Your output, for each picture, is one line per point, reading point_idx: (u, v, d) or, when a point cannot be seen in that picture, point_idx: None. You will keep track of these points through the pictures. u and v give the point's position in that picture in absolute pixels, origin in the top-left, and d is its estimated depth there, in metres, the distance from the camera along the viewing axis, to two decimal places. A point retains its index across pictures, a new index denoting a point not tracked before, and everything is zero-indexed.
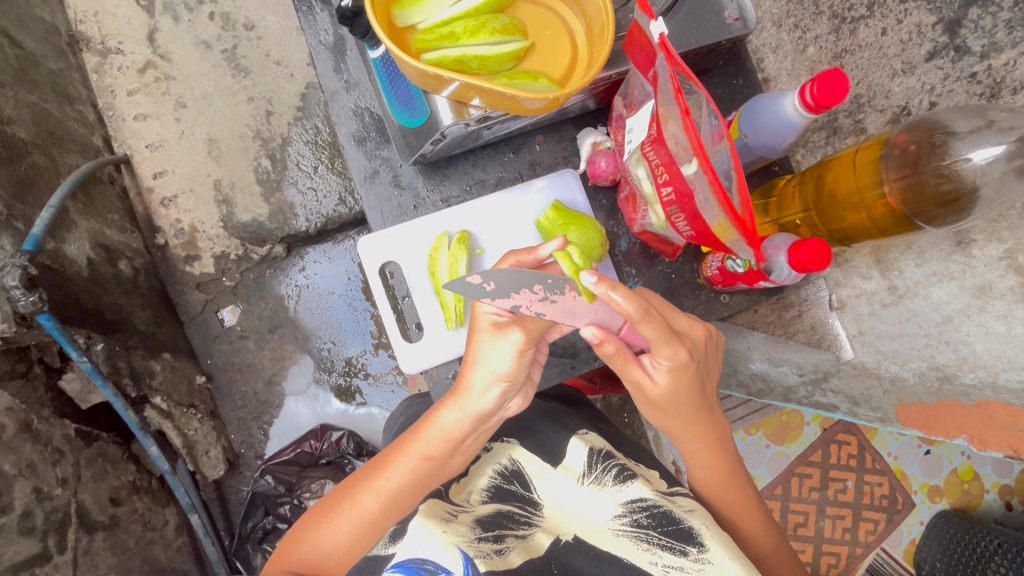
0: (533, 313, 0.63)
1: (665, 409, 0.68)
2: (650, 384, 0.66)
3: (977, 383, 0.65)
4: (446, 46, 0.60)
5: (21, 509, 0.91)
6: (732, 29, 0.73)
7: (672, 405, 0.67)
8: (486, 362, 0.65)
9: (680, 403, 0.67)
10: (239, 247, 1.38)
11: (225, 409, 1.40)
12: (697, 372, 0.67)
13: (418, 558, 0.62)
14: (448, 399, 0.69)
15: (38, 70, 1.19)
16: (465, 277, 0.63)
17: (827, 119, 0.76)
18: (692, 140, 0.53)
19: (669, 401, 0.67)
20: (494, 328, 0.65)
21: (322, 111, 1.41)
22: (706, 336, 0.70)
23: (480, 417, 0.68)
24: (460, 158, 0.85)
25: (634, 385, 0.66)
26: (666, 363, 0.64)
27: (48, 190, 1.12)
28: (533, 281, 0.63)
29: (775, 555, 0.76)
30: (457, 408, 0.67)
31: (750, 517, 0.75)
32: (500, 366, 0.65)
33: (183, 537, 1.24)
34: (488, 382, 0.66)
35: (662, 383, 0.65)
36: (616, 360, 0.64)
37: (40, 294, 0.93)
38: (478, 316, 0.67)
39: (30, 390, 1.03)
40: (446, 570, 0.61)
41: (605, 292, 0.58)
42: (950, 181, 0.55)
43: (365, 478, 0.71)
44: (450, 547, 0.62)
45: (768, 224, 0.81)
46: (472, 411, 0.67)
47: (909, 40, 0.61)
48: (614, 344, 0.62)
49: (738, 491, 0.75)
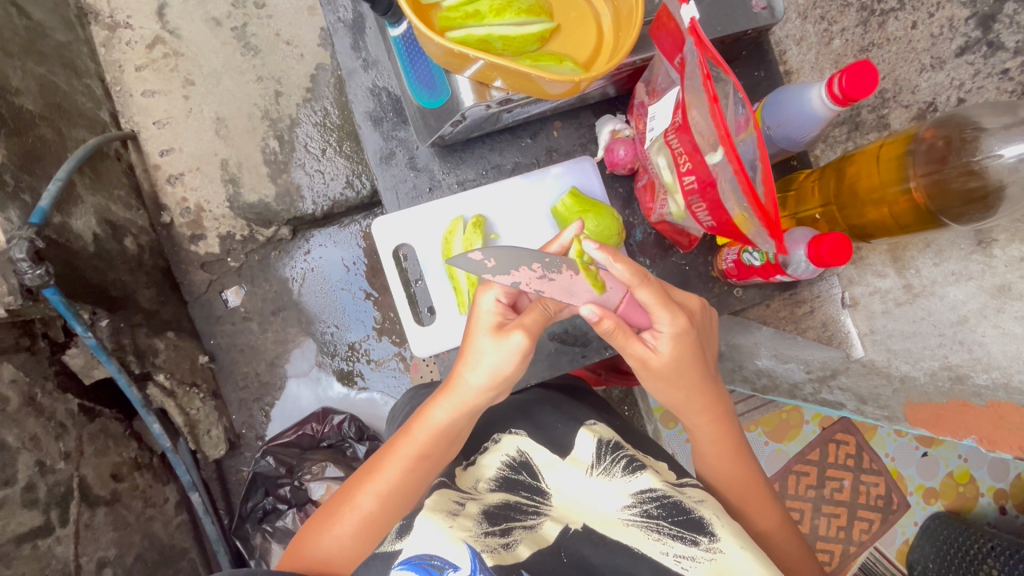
0: (532, 290, 0.64)
1: (671, 381, 0.67)
2: (654, 355, 0.65)
3: (990, 383, 0.65)
4: (471, 25, 0.59)
5: (24, 481, 0.91)
6: (759, 18, 0.72)
7: (675, 376, 0.67)
8: (478, 360, 0.65)
9: (685, 373, 0.67)
10: (245, 227, 1.37)
11: (226, 389, 1.40)
12: (699, 341, 0.67)
13: (425, 554, 0.61)
14: (438, 395, 0.70)
15: (46, 42, 1.18)
16: (467, 253, 0.64)
17: (850, 113, 0.75)
18: (719, 128, 0.53)
19: (674, 372, 0.66)
20: (496, 329, 0.65)
21: (332, 93, 1.40)
22: (701, 306, 0.71)
23: (472, 410, 0.69)
24: (477, 142, 0.85)
25: (637, 360, 0.65)
26: (666, 330, 0.64)
27: (55, 163, 1.11)
28: (532, 259, 0.64)
29: (779, 534, 0.75)
30: (449, 401, 0.68)
31: (755, 495, 0.75)
32: (495, 365, 0.65)
33: (182, 515, 1.24)
34: (484, 380, 0.66)
35: (665, 351, 0.65)
36: (617, 335, 0.63)
37: (47, 267, 0.92)
38: (478, 314, 0.66)
39: (34, 363, 1.03)
40: (454, 565, 0.59)
41: (607, 261, 0.60)
42: (977, 178, 0.55)
43: (361, 479, 0.72)
44: (458, 542, 0.61)
45: (786, 218, 0.80)
46: (463, 404, 0.68)
47: (941, 34, 0.60)
48: (611, 321, 0.61)
49: (740, 470, 0.75)
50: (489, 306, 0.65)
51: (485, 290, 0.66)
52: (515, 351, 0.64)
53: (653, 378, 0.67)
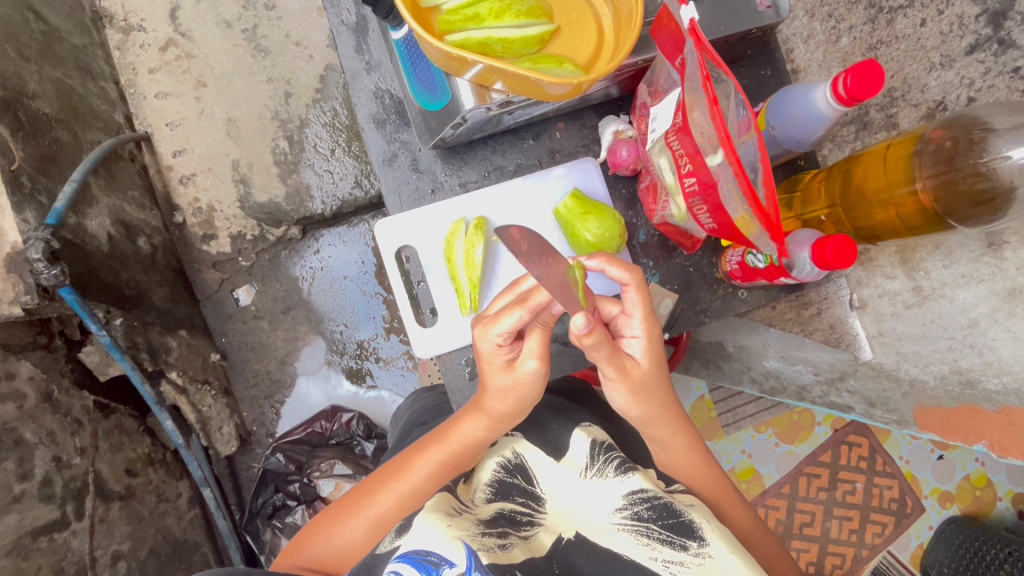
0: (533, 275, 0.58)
1: (643, 394, 0.67)
2: (634, 363, 0.65)
3: (1002, 388, 0.65)
4: (470, 28, 0.60)
5: (41, 476, 0.94)
6: (764, 17, 0.71)
7: (646, 386, 0.66)
8: (497, 388, 0.67)
9: (658, 381, 0.67)
10: (255, 227, 1.39)
11: (238, 386, 1.42)
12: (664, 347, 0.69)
13: (421, 549, 0.59)
14: (467, 412, 0.72)
15: (62, 45, 1.20)
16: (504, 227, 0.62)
17: (858, 112, 0.74)
18: (719, 130, 0.52)
19: (650, 378, 0.66)
20: (505, 363, 0.66)
21: (341, 93, 1.41)
22: None
23: (500, 425, 0.71)
24: (480, 143, 0.85)
25: (619, 371, 0.63)
26: (639, 336, 0.64)
27: (70, 165, 1.13)
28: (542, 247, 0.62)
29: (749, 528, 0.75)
30: (478, 420, 0.71)
31: (730, 498, 0.75)
32: (518, 390, 0.67)
33: (195, 510, 1.26)
34: (506, 403, 0.68)
35: (641, 358, 0.65)
36: (604, 348, 0.59)
37: (62, 268, 0.95)
38: (484, 354, 0.66)
39: (51, 361, 1.05)
40: (451, 562, 0.58)
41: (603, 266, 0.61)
42: (986, 179, 0.54)
43: (384, 479, 0.74)
44: (455, 540, 0.60)
45: (791, 220, 0.79)
46: (492, 423, 0.71)
47: (950, 32, 0.60)
48: (597, 335, 0.57)
49: (706, 470, 0.75)
50: (490, 348, 0.65)
51: (484, 336, 0.64)
52: (527, 379, 0.66)
53: (627, 389, 0.65)
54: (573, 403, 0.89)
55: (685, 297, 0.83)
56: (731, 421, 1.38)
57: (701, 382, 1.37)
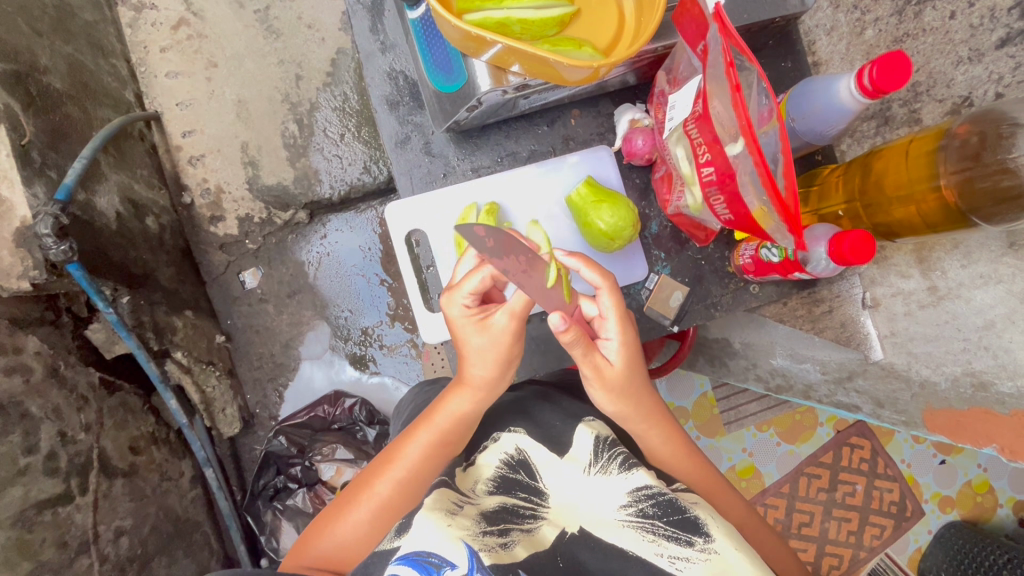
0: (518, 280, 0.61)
1: (621, 393, 0.71)
2: (608, 365, 0.69)
3: (1014, 392, 0.64)
4: (489, 8, 0.59)
5: (46, 450, 0.94)
6: (788, 6, 0.69)
7: (626, 386, 0.70)
8: (478, 357, 0.71)
9: (636, 380, 0.71)
10: (263, 210, 1.38)
11: (242, 368, 1.43)
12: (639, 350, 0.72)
13: (423, 551, 0.58)
14: (455, 386, 0.75)
15: (74, 21, 1.20)
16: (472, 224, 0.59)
17: (880, 107, 0.73)
18: (740, 119, 0.51)
19: (626, 380, 0.70)
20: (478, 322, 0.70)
21: (352, 78, 1.40)
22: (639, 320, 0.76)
23: (485, 398, 0.74)
24: (494, 128, 0.84)
25: (594, 370, 0.68)
26: (614, 339, 0.69)
27: (80, 142, 1.12)
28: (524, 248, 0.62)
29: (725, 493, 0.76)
30: (464, 392, 0.74)
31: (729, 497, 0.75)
32: (484, 356, 0.71)
33: (197, 490, 1.27)
34: (488, 370, 0.71)
35: (616, 362, 0.69)
36: (579, 346, 0.65)
37: (71, 244, 0.94)
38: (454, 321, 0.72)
39: (57, 337, 1.06)
40: (452, 563, 0.56)
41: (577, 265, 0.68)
42: (1012, 177, 0.53)
43: (379, 467, 0.75)
44: (455, 540, 0.58)
45: (807, 215, 0.78)
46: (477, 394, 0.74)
47: (981, 25, 0.59)
48: (574, 332, 0.63)
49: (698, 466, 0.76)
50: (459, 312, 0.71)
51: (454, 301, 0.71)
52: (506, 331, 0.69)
53: (605, 389, 0.70)
54: (578, 396, 0.89)
55: (696, 291, 0.82)
56: (733, 418, 1.37)
57: (704, 378, 1.37)
